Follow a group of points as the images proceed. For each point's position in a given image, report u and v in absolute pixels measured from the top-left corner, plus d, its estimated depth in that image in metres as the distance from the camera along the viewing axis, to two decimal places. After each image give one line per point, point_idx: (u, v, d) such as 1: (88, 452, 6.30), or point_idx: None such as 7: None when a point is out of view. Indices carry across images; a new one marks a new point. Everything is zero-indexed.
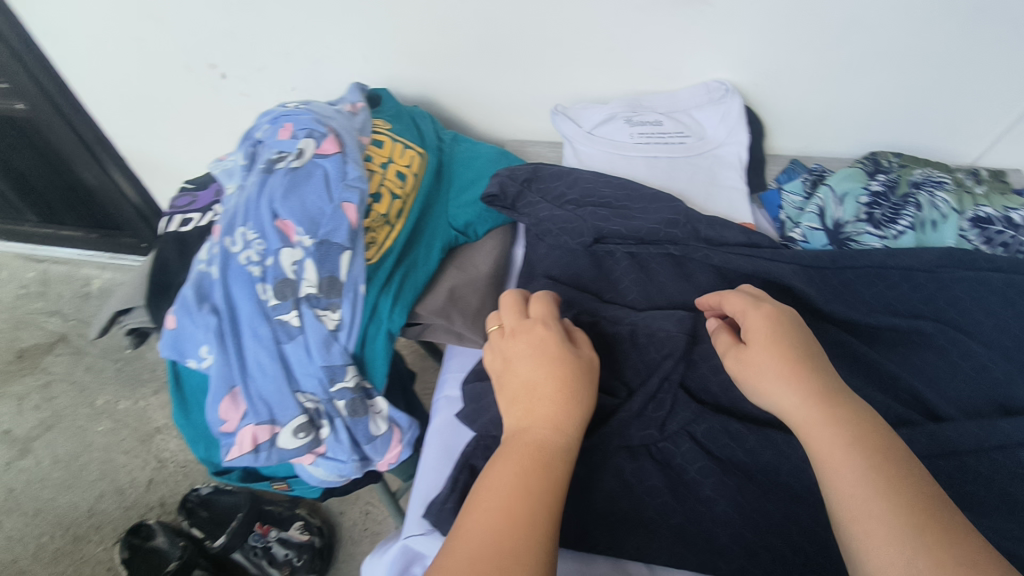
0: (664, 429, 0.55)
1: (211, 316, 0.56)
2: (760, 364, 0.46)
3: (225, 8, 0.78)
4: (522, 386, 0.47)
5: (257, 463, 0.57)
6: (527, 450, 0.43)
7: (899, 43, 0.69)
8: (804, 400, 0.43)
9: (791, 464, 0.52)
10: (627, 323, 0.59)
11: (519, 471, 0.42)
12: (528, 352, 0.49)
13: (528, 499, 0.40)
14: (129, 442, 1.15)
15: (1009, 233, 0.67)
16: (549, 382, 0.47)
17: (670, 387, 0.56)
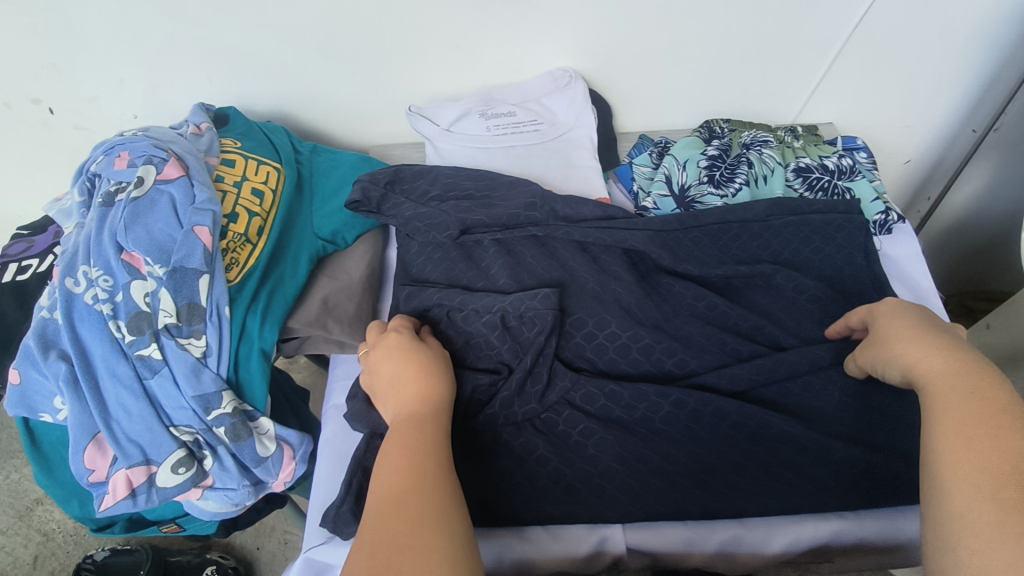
0: (544, 401, 0.56)
1: (60, 363, 0.53)
2: (903, 336, 0.46)
3: (40, 39, 0.73)
4: (387, 382, 0.50)
5: (137, 507, 0.54)
6: (404, 424, 0.46)
7: (713, 21, 0.76)
8: (938, 361, 0.42)
9: (665, 413, 0.55)
10: (496, 309, 0.60)
11: (399, 438, 0.44)
12: (388, 351, 0.52)
13: (414, 455, 0.42)
14: (5, 520, 1.04)
15: (826, 179, 0.75)
16: (411, 368, 0.50)
17: (543, 360, 0.58)
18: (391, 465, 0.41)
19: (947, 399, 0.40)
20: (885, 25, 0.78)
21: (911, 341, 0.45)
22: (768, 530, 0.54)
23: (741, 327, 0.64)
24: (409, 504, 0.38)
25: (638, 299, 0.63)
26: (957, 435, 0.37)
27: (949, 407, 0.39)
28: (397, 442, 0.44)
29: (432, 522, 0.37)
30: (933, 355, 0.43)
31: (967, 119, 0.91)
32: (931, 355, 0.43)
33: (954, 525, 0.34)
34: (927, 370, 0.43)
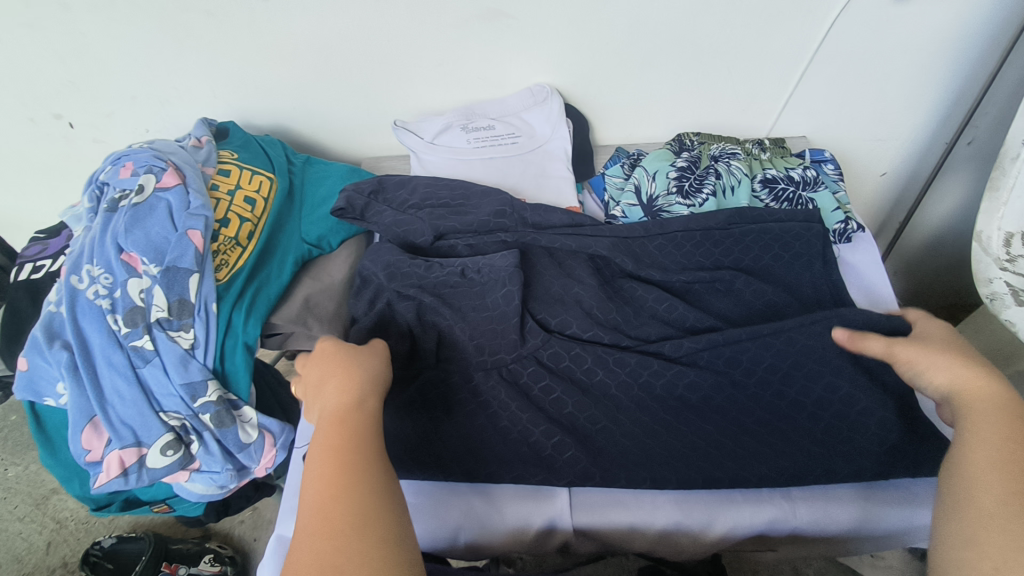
0: (515, 352, 0.63)
1: (63, 352, 0.59)
2: (938, 352, 0.50)
3: (60, 60, 0.80)
4: (311, 383, 0.51)
5: (128, 487, 0.59)
6: (329, 423, 0.46)
7: (681, 38, 0.80)
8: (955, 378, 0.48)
9: (618, 381, 0.62)
10: (458, 262, 0.67)
11: (321, 439, 0.45)
12: (318, 355, 0.53)
13: (336, 456, 0.44)
14: (23, 508, 1.11)
15: (791, 190, 0.78)
16: (337, 369, 0.51)
17: (518, 320, 0.64)
18: (314, 469, 0.43)
19: (974, 426, 0.44)
20: (848, 43, 0.81)
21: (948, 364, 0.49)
22: (709, 515, 0.57)
23: (699, 329, 0.67)
24: (332, 513, 0.41)
25: (600, 300, 0.67)
26: (980, 457, 0.42)
27: (974, 432, 0.44)
28: (319, 445, 0.45)
29: (351, 531, 0.40)
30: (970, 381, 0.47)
31: (939, 133, 0.93)
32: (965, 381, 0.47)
33: (963, 532, 0.39)
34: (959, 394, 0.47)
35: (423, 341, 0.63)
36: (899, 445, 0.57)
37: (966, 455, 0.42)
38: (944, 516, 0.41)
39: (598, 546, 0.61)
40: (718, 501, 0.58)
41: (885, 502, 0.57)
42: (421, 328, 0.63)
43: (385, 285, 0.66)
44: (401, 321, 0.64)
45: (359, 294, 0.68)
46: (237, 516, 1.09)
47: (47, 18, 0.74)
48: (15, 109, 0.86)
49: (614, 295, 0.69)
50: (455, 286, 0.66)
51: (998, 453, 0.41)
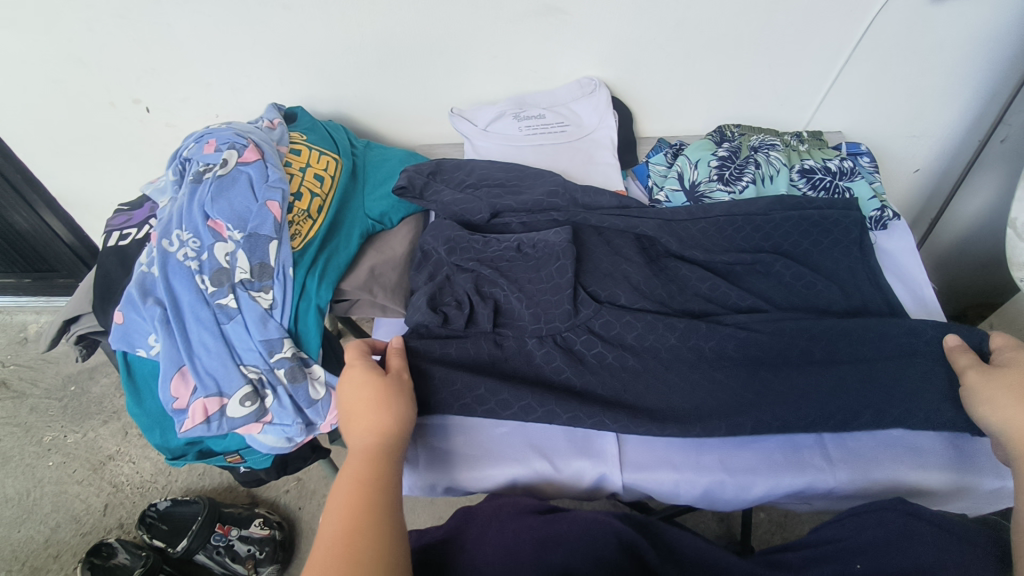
0: (569, 320, 0.67)
1: (156, 307, 0.64)
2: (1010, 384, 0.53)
3: (144, 47, 0.86)
4: (343, 411, 0.54)
5: (210, 433, 0.64)
6: (357, 459, 0.51)
7: (725, 34, 0.84)
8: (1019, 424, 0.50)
9: (669, 348, 0.65)
10: (514, 238, 0.72)
11: (348, 472, 0.50)
12: (351, 383, 0.55)
13: (355, 499, 0.48)
14: (82, 472, 1.17)
15: (828, 179, 0.82)
16: (369, 404, 0.54)
17: (571, 292, 0.68)
18: (334, 508, 0.47)
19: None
20: (886, 42, 0.85)
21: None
22: (752, 475, 0.60)
23: (740, 307, 0.70)
24: (349, 542, 0.45)
25: (647, 275, 0.71)
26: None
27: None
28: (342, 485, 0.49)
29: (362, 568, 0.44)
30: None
31: (972, 129, 0.96)
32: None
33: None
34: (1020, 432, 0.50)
35: (481, 309, 0.67)
36: (938, 416, 0.60)
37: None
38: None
39: (642, 498, 0.64)
40: (759, 464, 0.61)
41: (920, 470, 0.60)
42: (480, 296, 0.68)
43: (444, 259, 0.72)
44: (460, 289, 0.69)
45: (418, 268, 0.73)
46: (283, 486, 1.14)
47: (137, 9, 0.81)
48: (99, 93, 0.93)
49: (660, 274, 0.72)
50: (511, 260, 0.71)
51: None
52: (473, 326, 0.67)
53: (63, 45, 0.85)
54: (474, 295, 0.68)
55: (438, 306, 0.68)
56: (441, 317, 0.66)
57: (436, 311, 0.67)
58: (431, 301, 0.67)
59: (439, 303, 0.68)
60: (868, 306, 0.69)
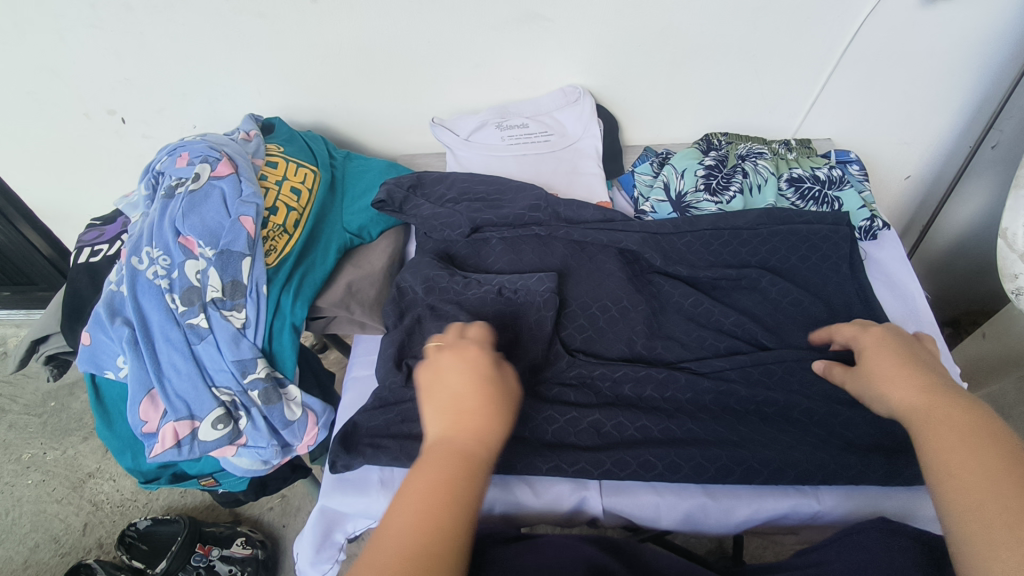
0: (539, 375, 0.64)
1: (124, 328, 0.62)
2: (894, 369, 0.50)
3: (118, 58, 0.84)
4: (444, 399, 0.47)
5: (181, 458, 0.61)
6: (450, 458, 0.43)
7: (712, 40, 0.83)
8: (915, 400, 0.47)
9: (655, 384, 0.63)
10: (496, 282, 0.68)
11: (432, 471, 0.42)
12: (456, 364, 0.49)
13: (443, 485, 0.41)
14: (61, 490, 1.15)
15: (817, 188, 0.80)
16: (472, 386, 0.47)
17: (546, 343, 0.65)
18: (411, 504, 0.40)
19: (925, 411, 0.45)
20: (876, 47, 0.83)
21: (898, 362, 0.50)
22: (737, 498, 0.58)
23: (726, 323, 0.68)
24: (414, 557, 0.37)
25: (629, 294, 0.69)
26: (949, 441, 0.42)
27: (927, 418, 0.45)
28: (432, 472, 0.42)
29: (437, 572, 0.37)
30: (910, 388, 0.48)
31: (965, 134, 0.94)
32: (906, 378, 0.49)
33: (981, 527, 0.37)
34: (901, 406, 0.48)
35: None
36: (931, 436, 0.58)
37: (943, 441, 0.42)
38: (957, 504, 0.39)
39: (624, 522, 0.62)
40: (744, 486, 0.59)
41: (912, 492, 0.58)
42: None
43: (420, 299, 0.69)
44: (431, 339, 0.65)
45: (390, 306, 0.70)
46: (267, 503, 1.12)
47: (109, 19, 0.79)
48: (72, 105, 0.91)
49: (643, 291, 0.71)
50: (493, 304, 0.67)
51: (958, 425, 0.43)
52: None
53: (33, 55, 0.83)
54: None
55: (405, 357, 0.65)
56: (404, 375, 0.63)
57: (400, 367, 0.64)
58: (397, 355, 0.65)
59: (407, 354, 0.65)
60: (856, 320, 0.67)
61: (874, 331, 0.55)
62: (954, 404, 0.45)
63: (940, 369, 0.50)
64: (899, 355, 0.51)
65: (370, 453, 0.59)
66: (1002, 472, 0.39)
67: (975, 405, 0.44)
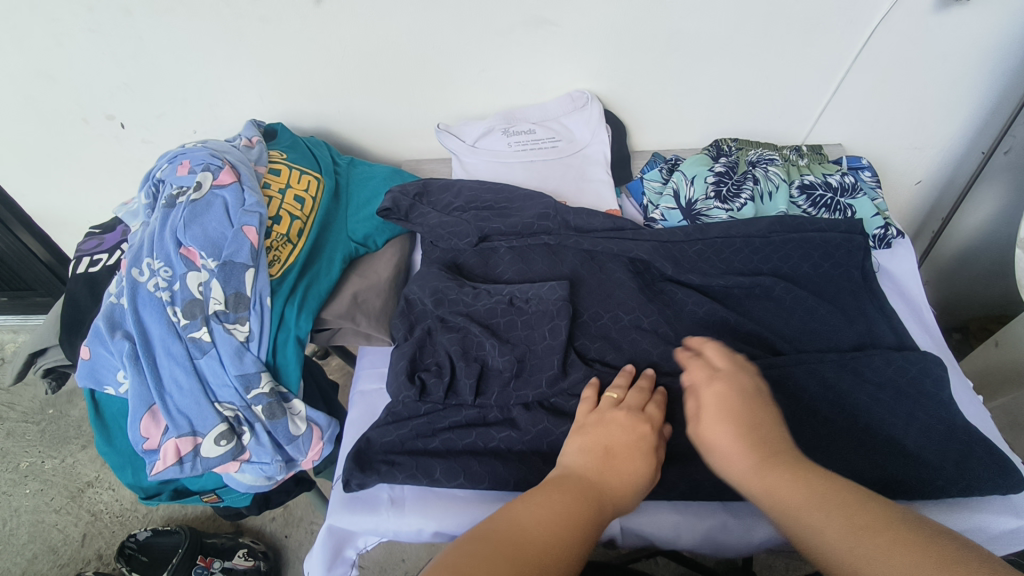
0: (555, 385, 0.62)
1: (124, 342, 0.61)
2: (727, 436, 0.49)
3: (117, 63, 0.82)
4: (603, 447, 0.51)
5: (183, 475, 0.60)
6: (592, 493, 0.47)
7: (721, 45, 0.81)
8: (758, 473, 0.47)
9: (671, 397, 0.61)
10: (506, 292, 0.68)
11: (574, 496, 0.47)
12: (624, 423, 0.53)
13: (575, 513, 0.45)
14: (59, 500, 1.13)
15: (829, 195, 0.79)
16: (629, 450, 0.51)
17: (562, 352, 0.63)
18: (553, 514, 0.44)
19: (778, 487, 0.46)
20: (888, 52, 0.82)
21: (739, 432, 0.49)
22: (758, 517, 0.57)
23: (742, 333, 0.66)
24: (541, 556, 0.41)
25: (640, 303, 0.68)
26: (810, 513, 0.43)
27: (780, 492, 0.45)
28: (574, 497, 0.46)
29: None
30: (746, 464, 0.48)
31: (977, 140, 0.93)
32: (749, 451, 0.48)
33: None
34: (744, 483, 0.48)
35: (463, 375, 0.62)
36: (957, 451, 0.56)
37: (811, 518, 0.43)
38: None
39: (642, 542, 0.60)
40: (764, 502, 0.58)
41: (940, 508, 0.57)
42: (463, 359, 0.63)
43: (429, 311, 0.68)
44: (442, 351, 0.65)
45: (400, 318, 0.68)
46: (269, 513, 1.11)
47: (107, 23, 0.77)
48: (70, 110, 0.89)
49: (656, 300, 0.69)
50: (503, 315, 0.66)
51: (814, 494, 0.44)
52: (454, 395, 0.62)
53: (30, 60, 0.81)
54: (457, 359, 0.63)
55: (416, 370, 0.64)
56: (418, 388, 0.62)
57: (413, 380, 0.62)
58: (409, 368, 0.63)
59: (418, 367, 0.64)
60: (874, 330, 0.66)
61: (712, 388, 0.53)
62: (796, 475, 0.46)
63: (778, 432, 0.50)
64: (735, 420, 0.50)
65: (384, 471, 0.58)
66: (872, 528, 0.41)
67: (811, 471, 0.46)
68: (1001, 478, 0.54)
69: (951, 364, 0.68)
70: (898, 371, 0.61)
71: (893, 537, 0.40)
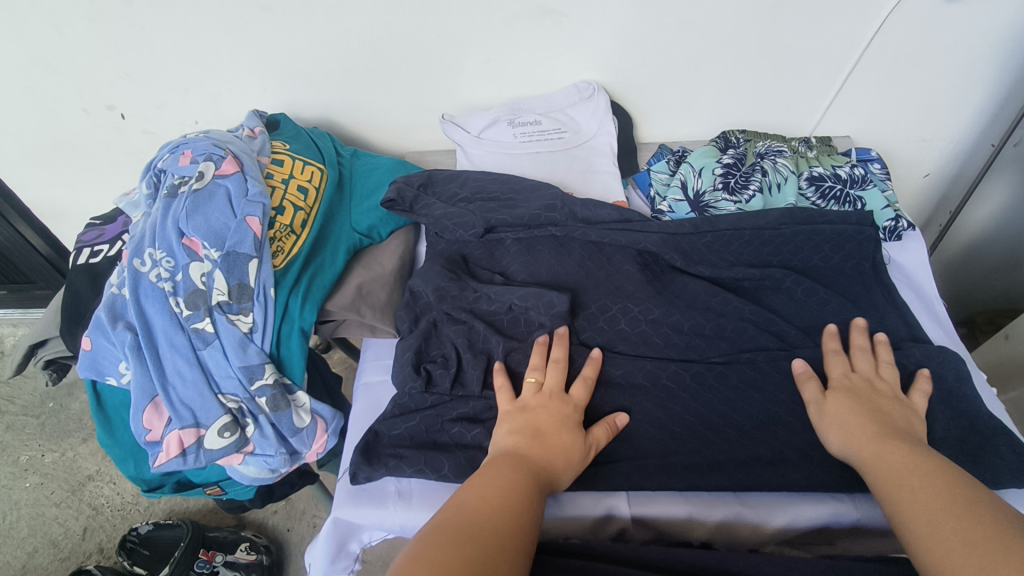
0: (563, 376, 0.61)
1: (126, 333, 0.60)
2: (856, 414, 0.53)
3: (118, 52, 0.81)
4: (528, 426, 0.53)
5: (186, 467, 0.59)
6: (526, 463, 0.49)
7: (730, 36, 0.80)
8: (872, 446, 0.51)
9: (681, 390, 0.60)
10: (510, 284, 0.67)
11: (510, 467, 0.48)
12: (547, 406, 0.56)
13: (517, 484, 0.46)
14: (60, 494, 1.12)
15: (839, 187, 0.78)
16: (555, 425, 0.54)
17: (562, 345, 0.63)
18: (495, 484, 0.46)
19: (890, 451, 0.50)
20: (899, 44, 0.81)
21: (863, 412, 0.53)
22: (771, 508, 0.56)
23: (752, 325, 0.65)
24: (490, 521, 0.42)
25: (649, 295, 0.67)
26: (914, 475, 0.47)
27: (889, 456, 0.49)
28: (511, 470, 0.48)
29: (507, 545, 0.41)
30: (864, 438, 0.52)
31: (987, 132, 0.92)
32: (870, 424, 0.52)
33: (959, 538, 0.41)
34: (858, 452, 0.52)
35: (470, 366, 0.62)
36: (974, 444, 0.55)
37: (912, 481, 0.47)
38: (938, 525, 0.43)
39: (652, 537, 0.59)
40: (776, 494, 0.57)
41: None
42: (470, 352, 0.63)
43: (434, 304, 0.67)
44: (450, 343, 0.64)
45: (405, 310, 0.68)
46: (271, 506, 1.10)
47: (108, 12, 0.76)
48: (70, 100, 0.88)
49: (666, 291, 0.69)
50: (508, 307, 0.66)
51: (914, 462, 0.48)
52: (460, 387, 0.61)
53: (30, 50, 0.80)
54: (465, 352, 0.63)
55: (422, 362, 0.63)
56: (425, 380, 0.61)
57: (419, 371, 0.62)
58: (415, 360, 0.63)
59: (425, 359, 0.64)
60: (884, 322, 0.65)
61: (844, 380, 0.57)
62: (906, 447, 0.50)
63: (902, 421, 0.53)
64: (873, 409, 0.54)
65: (392, 465, 0.57)
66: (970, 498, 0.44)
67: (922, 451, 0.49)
68: (1017, 470, 0.54)
69: (962, 357, 0.67)
70: (911, 363, 0.61)
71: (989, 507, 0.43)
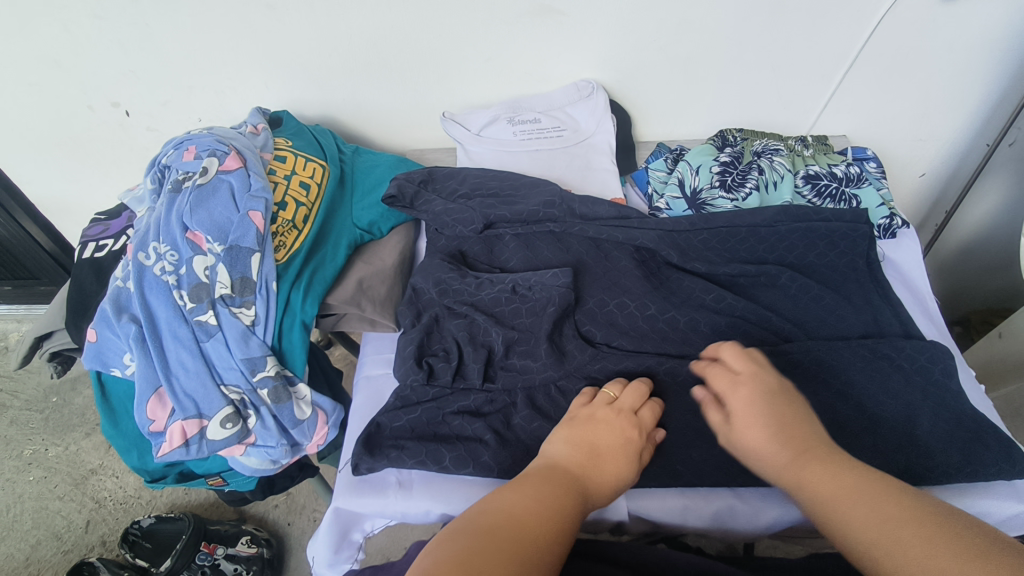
0: (562, 369, 0.62)
1: (131, 325, 0.61)
2: (767, 438, 0.49)
3: (123, 50, 0.82)
4: (589, 440, 0.51)
5: (189, 457, 0.61)
6: (579, 480, 0.48)
7: (727, 35, 0.81)
8: (795, 465, 0.47)
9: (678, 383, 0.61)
10: (509, 280, 0.68)
11: (563, 482, 0.47)
12: (614, 421, 0.53)
13: (569, 504, 0.45)
14: (63, 487, 1.14)
15: (834, 186, 0.79)
16: (617, 450, 0.51)
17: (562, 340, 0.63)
18: (548, 498, 0.44)
19: (814, 474, 0.45)
20: (895, 43, 0.82)
21: (774, 431, 0.49)
22: (764, 502, 0.57)
23: (748, 320, 0.66)
24: (535, 534, 0.41)
25: (645, 291, 0.68)
26: (843, 495, 0.43)
27: (812, 483, 0.45)
28: (564, 484, 0.46)
29: (547, 562, 0.40)
30: (784, 460, 0.47)
31: (982, 132, 0.93)
32: (782, 448, 0.48)
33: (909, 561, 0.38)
34: (781, 478, 0.47)
35: (471, 359, 0.63)
36: (967, 438, 0.56)
37: (844, 505, 0.43)
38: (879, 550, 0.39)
39: (648, 527, 0.61)
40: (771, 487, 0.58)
41: (948, 495, 0.57)
42: (471, 345, 0.64)
43: (435, 299, 0.68)
44: (450, 337, 0.65)
45: (407, 306, 0.69)
46: (271, 501, 1.11)
47: (114, 10, 0.77)
48: (75, 97, 0.89)
49: (664, 287, 0.70)
50: (506, 302, 0.67)
51: (842, 481, 0.44)
52: (461, 379, 0.62)
53: (36, 47, 0.81)
54: (465, 345, 0.64)
55: (424, 356, 0.64)
56: (426, 373, 0.62)
57: (421, 365, 0.63)
58: (416, 354, 0.64)
59: (426, 352, 0.65)
60: (879, 318, 0.66)
61: (741, 395, 0.52)
62: (829, 465, 0.46)
63: (807, 426, 0.49)
64: (773, 419, 0.49)
65: (394, 456, 0.58)
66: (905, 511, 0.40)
67: (850, 467, 0.45)
68: (1007, 464, 0.55)
69: (955, 353, 0.68)
70: (905, 359, 0.61)
71: (933, 522, 0.39)
